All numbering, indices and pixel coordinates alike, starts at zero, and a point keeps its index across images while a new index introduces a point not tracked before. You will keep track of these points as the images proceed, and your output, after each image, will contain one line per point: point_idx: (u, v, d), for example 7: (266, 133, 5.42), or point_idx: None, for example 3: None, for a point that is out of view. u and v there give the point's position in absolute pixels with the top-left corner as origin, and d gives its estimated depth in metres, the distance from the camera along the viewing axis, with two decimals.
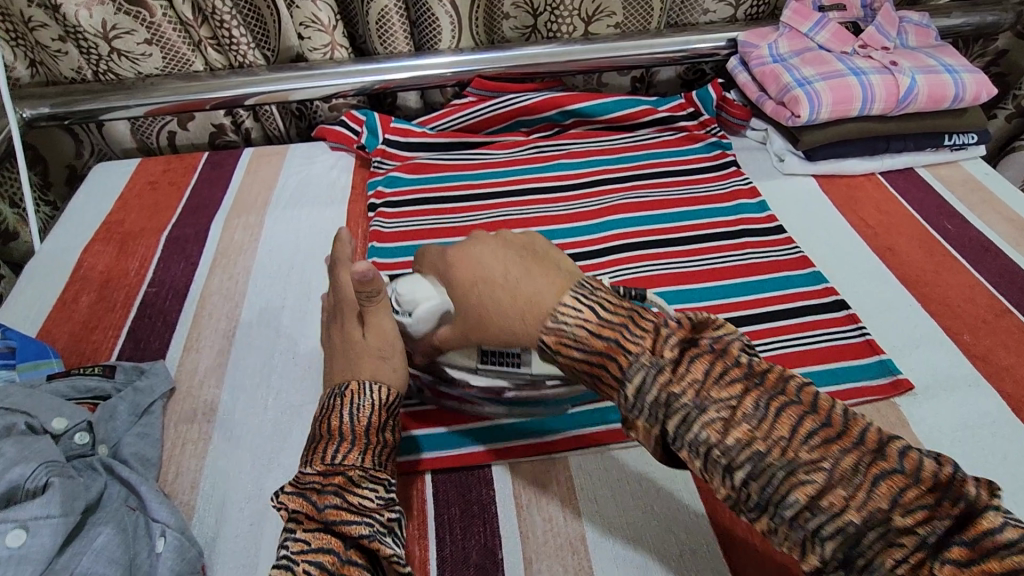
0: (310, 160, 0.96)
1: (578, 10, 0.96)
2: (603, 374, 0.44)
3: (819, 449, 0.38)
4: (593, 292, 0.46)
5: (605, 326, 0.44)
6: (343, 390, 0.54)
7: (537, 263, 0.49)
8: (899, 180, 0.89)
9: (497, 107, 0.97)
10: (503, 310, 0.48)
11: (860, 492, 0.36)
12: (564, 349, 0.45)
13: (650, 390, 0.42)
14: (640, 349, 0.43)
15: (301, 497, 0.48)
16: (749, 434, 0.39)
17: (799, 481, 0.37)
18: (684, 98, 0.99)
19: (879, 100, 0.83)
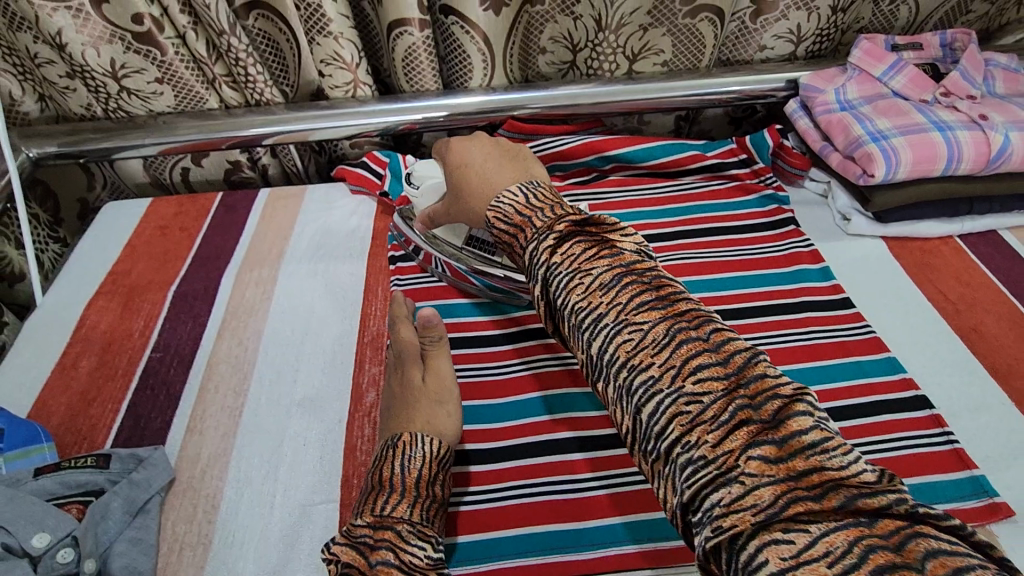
0: (329, 206, 0.89)
1: (622, 48, 0.87)
2: (514, 245, 0.51)
3: (645, 313, 0.40)
4: (534, 188, 0.53)
5: (527, 208, 0.51)
6: (397, 440, 0.55)
7: (509, 163, 0.61)
8: (981, 244, 0.79)
9: (533, 151, 0.91)
10: (473, 195, 0.61)
11: (666, 351, 0.39)
12: (495, 223, 0.53)
13: (537, 256, 0.46)
14: (541, 226, 0.48)
15: (353, 550, 0.47)
16: (598, 298, 0.42)
17: (678, 412, 0.36)
18: (735, 143, 0.90)
19: (965, 159, 0.73)
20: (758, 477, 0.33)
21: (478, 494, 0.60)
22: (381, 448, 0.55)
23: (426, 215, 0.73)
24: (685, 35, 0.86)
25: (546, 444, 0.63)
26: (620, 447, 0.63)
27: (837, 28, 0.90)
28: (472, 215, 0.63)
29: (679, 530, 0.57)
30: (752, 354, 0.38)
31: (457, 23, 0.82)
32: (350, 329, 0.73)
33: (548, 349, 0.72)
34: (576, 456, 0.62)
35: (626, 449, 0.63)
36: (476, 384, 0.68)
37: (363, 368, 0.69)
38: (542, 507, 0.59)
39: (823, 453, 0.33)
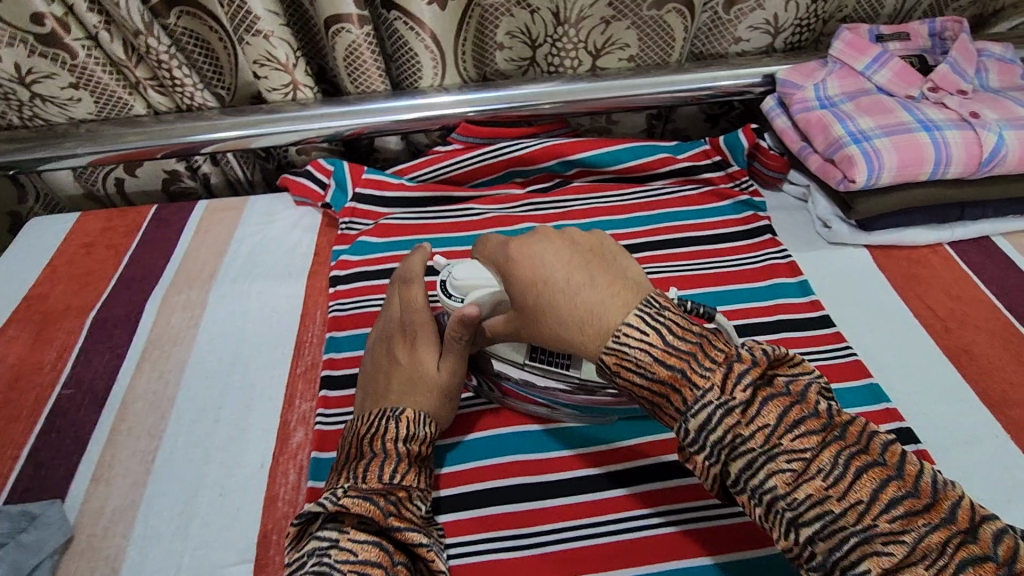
0: (270, 219, 0.83)
1: (584, 43, 0.81)
2: (664, 404, 0.43)
3: (803, 439, 0.39)
4: (660, 311, 0.44)
5: (671, 353, 0.42)
6: (400, 415, 0.54)
7: (600, 268, 0.48)
8: (972, 253, 0.73)
9: (490, 157, 0.83)
10: (560, 311, 0.47)
11: (841, 482, 0.38)
12: (624, 373, 0.44)
13: (714, 429, 0.40)
14: (707, 386, 0.41)
15: (367, 502, 0.47)
16: (752, 430, 0.40)
17: (777, 469, 0.39)
18: (710, 143, 0.83)
19: (955, 162, 0.66)
20: None
21: (502, 543, 0.55)
22: (374, 422, 0.54)
23: (482, 329, 0.56)
24: (652, 28, 0.79)
25: (495, 492, 0.58)
26: (612, 489, 0.58)
27: (817, 18, 0.83)
28: (552, 337, 0.49)
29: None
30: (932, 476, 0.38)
31: (401, 18, 0.74)
32: (281, 360, 0.67)
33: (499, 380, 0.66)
34: (613, 493, 0.57)
35: (582, 497, 0.57)
36: (487, 417, 0.64)
37: (292, 405, 0.62)
38: (580, 555, 0.54)
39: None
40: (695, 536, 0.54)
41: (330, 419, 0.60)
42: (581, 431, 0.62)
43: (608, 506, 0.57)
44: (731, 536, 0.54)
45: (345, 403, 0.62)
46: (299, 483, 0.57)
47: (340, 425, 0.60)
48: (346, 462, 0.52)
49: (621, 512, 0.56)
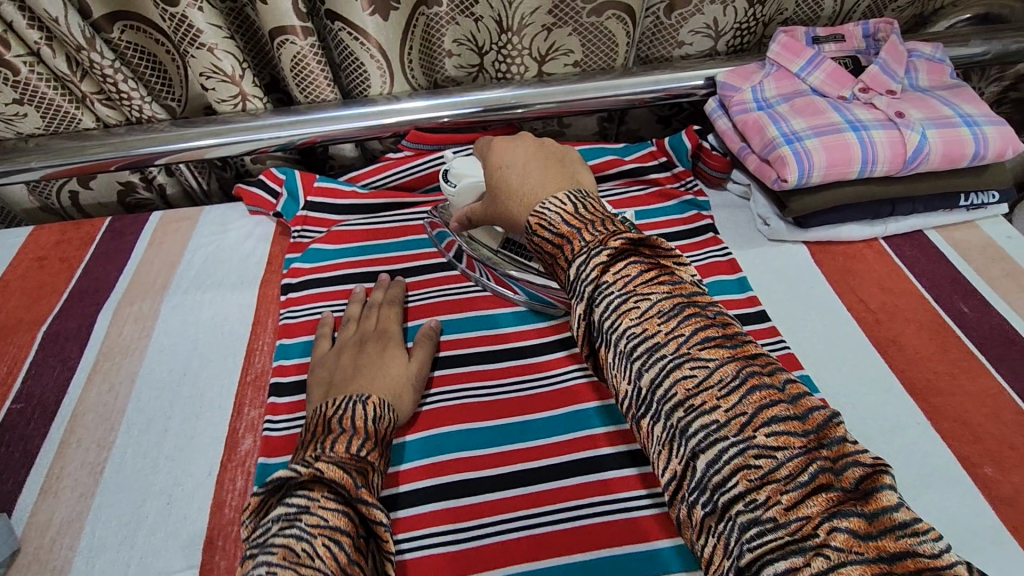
0: (224, 228, 0.83)
1: (529, 50, 0.82)
2: (558, 256, 0.48)
3: (709, 349, 0.39)
4: (586, 198, 0.50)
5: (577, 218, 0.47)
6: (366, 399, 0.57)
7: (556, 167, 0.56)
8: (906, 247, 0.76)
9: (440, 162, 0.86)
10: (509, 198, 0.55)
11: (732, 394, 0.37)
12: (537, 230, 0.49)
13: (585, 271, 0.44)
14: (592, 241, 0.45)
15: (341, 469, 0.50)
16: (654, 327, 0.41)
17: (681, 374, 0.39)
18: (655, 145, 0.86)
19: (882, 161, 0.69)
20: (846, 552, 0.31)
21: (482, 528, 0.56)
22: (341, 404, 0.56)
23: (464, 216, 0.65)
24: (594, 34, 0.81)
25: (443, 489, 0.58)
26: (593, 473, 0.59)
27: (758, 21, 0.85)
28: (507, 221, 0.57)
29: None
30: (832, 414, 0.37)
31: (344, 29, 0.75)
32: (231, 368, 0.68)
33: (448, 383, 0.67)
34: (593, 477, 0.59)
35: (525, 488, 0.58)
36: (466, 406, 0.64)
37: (241, 412, 0.64)
38: (557, 537, 0.55)
39: (913, 535, 0.31)
40: (649, 523, 0.55)
41: (278, 425, 0.61)
42: (526, 425, 0.63)
43: (550, 497, 0.57)
44: (667, 524, 0.55)
45: (294, 409, 0.63)
46: (246, 489, 0.58)
47: (288, 431, 0.61)
48: (308, 440, 0.54)
49: (563, 503, 0.57)
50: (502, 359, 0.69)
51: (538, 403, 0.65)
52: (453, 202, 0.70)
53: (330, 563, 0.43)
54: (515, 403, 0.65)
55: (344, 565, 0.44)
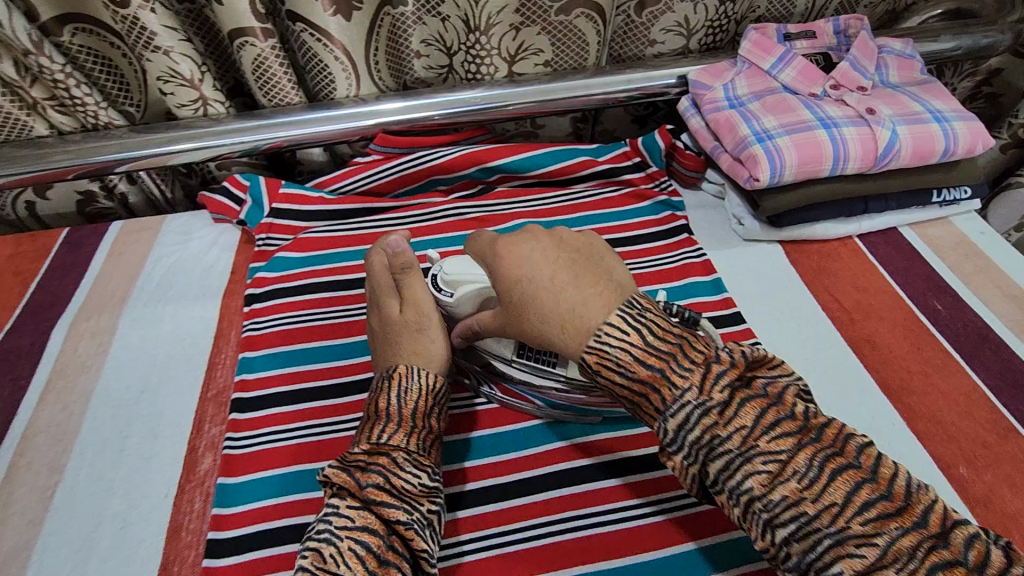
0: (187, 237, 0.81)
1: (497, 50, 0.81)
2: (643, 402, 0.44)
3: (779, 440, 0.41)
4: (644, 312, 0.45)
5: (651, 354, 0.43)
6: (394, 373, 0.55)
7: (590, 268, 0.49)
8: (880, 245, 0.75)
9: (409, 166, 0.82)
10: (542, 314, 0.47)
11: (816, 483, 0.39)
12: (605, 373, 0.44)
13: (693, 429, 0.42)
14: (687, 386, 0.42)
15: (344, 472, 0.47)
16: (728, 433, 0.41)
17: (754, 469, 0.40)
18: (629, 146, 0.85)
19: (853, 158, 0.68)
20: None
21: (509, 535, 0.55)
22: (373, 383, 0.56)
23: (469, 326, 0.58)
24: (563, 33, 0.79)
25: None
26: (605, 480, 0.59)
27: (729, 19, 0.85)
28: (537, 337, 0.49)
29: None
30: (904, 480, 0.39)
31: (307, 30, 0.73)
32: (192, 384, 0.65)
33: None
34: (603, 484, 0.58)
35: (576, 487, 0.58)
36: (477, 414, 0.64)
37: (202, 430, 0.61)
38: (573, 544, 0.54)
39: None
40: (660, 529, 0.55)
41: (239, 442, 0.59)
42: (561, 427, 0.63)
43: (577, 501, 0.57)
44: (713, 520, 0.56)
45: (255, 425, 0.61)
46: (205, 511, 0.56)
47: (250, 449, 0.59)
48: (361, 429, 0.55)
49: (609, 504, 0.57)
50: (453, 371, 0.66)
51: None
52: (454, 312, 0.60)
53: (354, 567, 0.43)
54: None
55: (372, 567, 0.43)
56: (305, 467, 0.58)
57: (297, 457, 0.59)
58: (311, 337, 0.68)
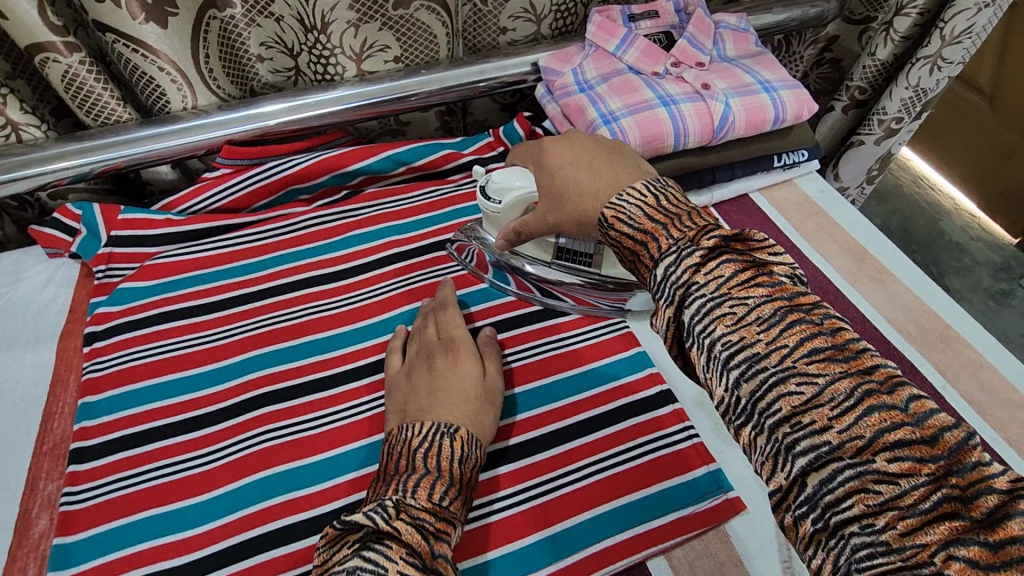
0: (15, 277, 0.73)
1: (340, 48, 0.77)
2: (641, 253, 0.45)
3: (820, 364, 0.35)
4: (666, 188, 0.48)
5: (660, 212, 0.45)
6: (454, 432, 0.53)
7: (618, 161, 0.53)
8: (734, 212, 0.79)
9: (258, 179, 0.78)
10: (580, 190, 0.52)
11: (847, 415, 0.34)
12: (615, 225, 0.47)
13: (674, 271, 0.42)
14: (681, 238, 0.43)
15: (419, 533, 0.45)
16: (754, 334, 0.37)
17: (722, 310, 0.39)
18: (492, 136, 0.85)
19: (692, 133, 0.71)
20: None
21: (499, 504, 0.56)
22: (427, 434, 0.52)
23: (512, 230, 0.61)
24: (406, 27, 0.77)
25: (268, 536, 0.54)
26: (589, 434, 0.60)
27: (575, 3, 0.85)
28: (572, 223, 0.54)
29: (544, 558, 0.53)
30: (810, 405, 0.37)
31: (119, 41, 0.67)
32: (23, 438, 0.59)
33: (273, 418, 0.61)
34: (587, 439, 0.59)
35: (540, 455, 0.59)
36: None
37: (36, 488, 0.56)
38: (565, 501, 0.56)
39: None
40: (646, 471, 0.57)
41: (78, 497, 0.55)
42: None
43: (567, 459, 0.58)
44: (648, 472, 0.57)
45: (97, 476, 0.56)
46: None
47: (91, 502, 0.55)
48: (390, 475, 0.50)
49: (592, 458, 0.58)
50: (301, 393, 0.63)
51: (519, 375, 0.64)
52: (492, 214, 0.63)
53: None
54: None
55: None
56: (152, 512, 0.54)
57: (143, 503, 0.55)
58: (160, 372, 0.64)
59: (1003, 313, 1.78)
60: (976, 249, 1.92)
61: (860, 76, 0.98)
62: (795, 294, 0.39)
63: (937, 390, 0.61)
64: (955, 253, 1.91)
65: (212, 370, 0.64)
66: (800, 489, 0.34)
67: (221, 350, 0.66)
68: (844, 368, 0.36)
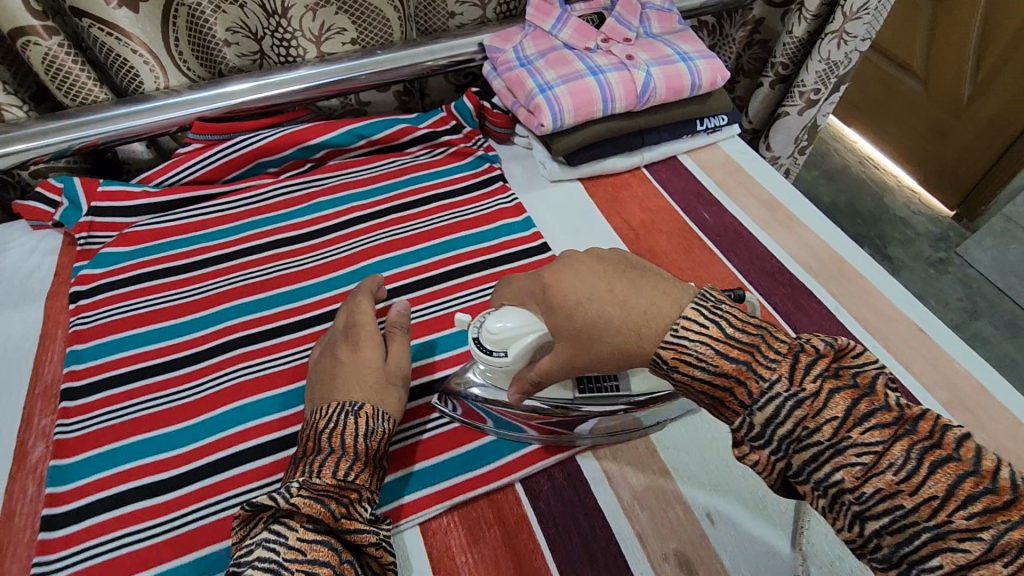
0: (1, 248, 0.78)
1: (301, 31, 0.85)
2: (726, 397, 0.43)
3: (980, 517, 0.35)
4: (719, 305, 0.45)
5: (735, 347, 0.42)
6: (357, 410, 0.54)
7: (640, 282, 0.48)
8: (663, 172, 0.88)
9: (228, 152, 0.84)
10: (618, 328, 0.46)
11: (1022, 569, 0.33)
12: (686, 366, 0.44)
13: (783, 420, 0.40)
14: (774, 376, 0.41)
15: (318, 503, 0.47)
16: (893, 485, 0.37)
17: (845, 462, 0.38)
18: (444, 112, 0.93)
19: (618, 98, 0.79)
20: None
21: (443, 419, 0.61)
22: (332, 417, 0.54)
23: (528, 380, 0.51)
24: (361, 10, 0.86)
25: (244, 452, 0.61)
26: None
27: None
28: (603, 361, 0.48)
29: (483, 458, 0.58)
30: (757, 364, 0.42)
31: (94, 26, 0.74)
32: (16, 383, 0.65)
33: (247, 357, 0.68)
34: None
35: None
36: None
37: (31, 422, 0.62)
38: None
39: None
40: None
41: (71, 427, 0.61)
42: (445, 339, 0.70)
43: None
44: None
45: (87, 410, 0.63)
46: (38, 493, 0.57)
47: (82, 432, 0.61)
48: (302, 458, 0.53)
49: None
50: (272, 337, 0.70)
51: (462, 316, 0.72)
52: (496, 370, 0.53)
53: None
54: (429, 324, 0.71)
55: None
56: (138, 438, 0.61)
57: (130, 430, 0.62)
58: (142, 323, 0.70)
59: (942, 279, 1.89)
60: (918, 222, 2.03)
61: (782, 53, 1.08)
62: (917, 423, 0.39)
63: (831, 311, 0.70)
64: (898, 226, 2.02)
65: (190, 320, 0.71)
66: (875, 547, 0.38)
67: (197, 303, 0.73)
68: (894, 430, 0.38)
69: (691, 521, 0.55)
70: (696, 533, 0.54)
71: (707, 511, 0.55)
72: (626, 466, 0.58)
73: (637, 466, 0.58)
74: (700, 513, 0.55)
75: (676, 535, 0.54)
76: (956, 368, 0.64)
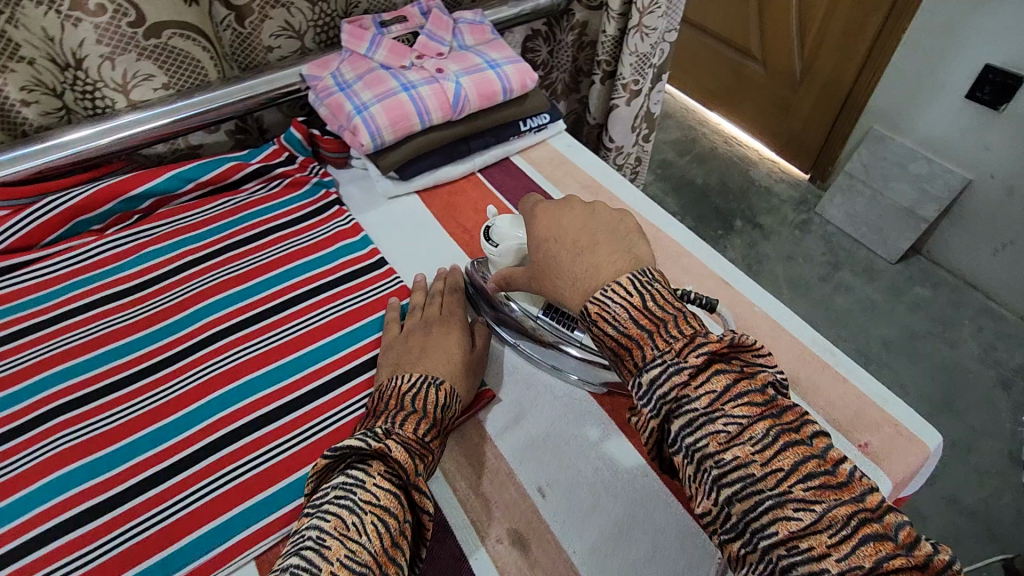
0: None
1: (104, 82, 0.82)
2: (625, 356, 0.48)
3: (815, 490, 0.39)
4: (653, 283, 0.50)
5: (645, 317, 0.47)
6: (439, 385, 0.58)
7: (608, 242, 0.54)
8: (495, 174, 0.92)
9: (38, 215, 0.79)
10: (561, 275, 0.54)
11: (845, 543, 0.37)
12: (599, 321, 0.49)
13: (664, 385, 0.44)
14: (666, 350, 0.45)
15: (409, 452, 0.50)
16: (749, 453, 0.41)
17: (715, 429, 0.42)
18: (276, 144, 0.94)
19: (433, 110, 0.83)
20: None
21: (280, 446, 0.63)
22: (416, 382, 0.57)
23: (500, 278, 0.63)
24: (164, 55, 0.84)
25: (65, 524, 0.56)
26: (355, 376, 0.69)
27: (330, 17, 0.97)
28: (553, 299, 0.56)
29: None
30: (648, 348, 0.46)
31: None
32: None
33: (65, 426, 0.63)
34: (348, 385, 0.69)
35: (309, 405, 0.67)
36: (217, 375, 0.69)
37: None
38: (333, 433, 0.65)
39: None
40: None
41: None
42: (281, 367, 0.70)
43: (331, 404, 0.67)
44: None
45: None
46: None
47: None
48: (381, 412, 0.55)
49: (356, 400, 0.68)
50: (94, 399, 0.66)
51: (299, 342, 0.72)
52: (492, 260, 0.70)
53: (375, 543, 0.43)
54: (267, 354, 0.71)
55: (387, 547, 0.43)
56: None
57: None
58: None
59: (808, 237, 2.03)
60: (781, 189, 2.20)
61: (603, 51, 1.16)
62: (783, 410, 0.43)
63: None
64: (763, 195, 2.17)
65: None
66: (727, 518, 0.41)
67: (6, 379, 0.67)
68: (762, 410, 0.43)
69: (525, 498, 0.58)
70: (530, 508, 0.57)
71: (539, 486, 0.58)
72: (462, 457, 0.60)
73: (473, 455, 0.61)
74: (532, 489, 0.58)
75: (512, 514, 0.56)
76: (751, 308, 0.71)
